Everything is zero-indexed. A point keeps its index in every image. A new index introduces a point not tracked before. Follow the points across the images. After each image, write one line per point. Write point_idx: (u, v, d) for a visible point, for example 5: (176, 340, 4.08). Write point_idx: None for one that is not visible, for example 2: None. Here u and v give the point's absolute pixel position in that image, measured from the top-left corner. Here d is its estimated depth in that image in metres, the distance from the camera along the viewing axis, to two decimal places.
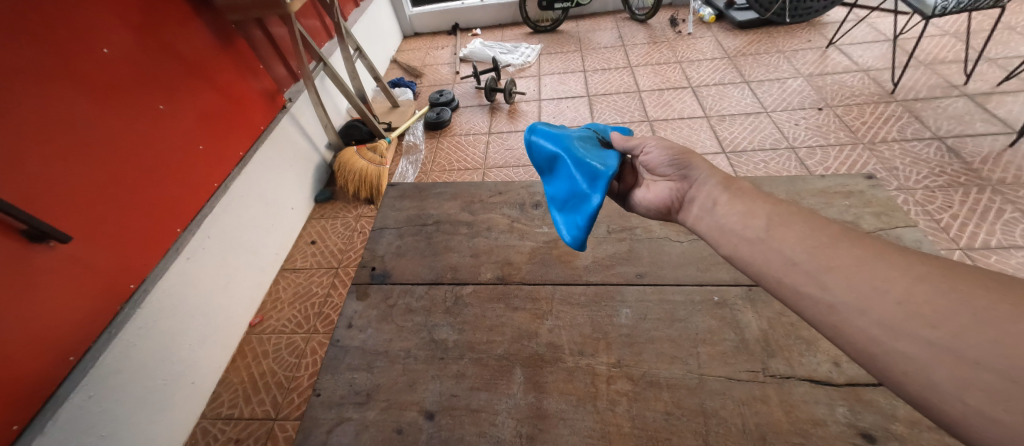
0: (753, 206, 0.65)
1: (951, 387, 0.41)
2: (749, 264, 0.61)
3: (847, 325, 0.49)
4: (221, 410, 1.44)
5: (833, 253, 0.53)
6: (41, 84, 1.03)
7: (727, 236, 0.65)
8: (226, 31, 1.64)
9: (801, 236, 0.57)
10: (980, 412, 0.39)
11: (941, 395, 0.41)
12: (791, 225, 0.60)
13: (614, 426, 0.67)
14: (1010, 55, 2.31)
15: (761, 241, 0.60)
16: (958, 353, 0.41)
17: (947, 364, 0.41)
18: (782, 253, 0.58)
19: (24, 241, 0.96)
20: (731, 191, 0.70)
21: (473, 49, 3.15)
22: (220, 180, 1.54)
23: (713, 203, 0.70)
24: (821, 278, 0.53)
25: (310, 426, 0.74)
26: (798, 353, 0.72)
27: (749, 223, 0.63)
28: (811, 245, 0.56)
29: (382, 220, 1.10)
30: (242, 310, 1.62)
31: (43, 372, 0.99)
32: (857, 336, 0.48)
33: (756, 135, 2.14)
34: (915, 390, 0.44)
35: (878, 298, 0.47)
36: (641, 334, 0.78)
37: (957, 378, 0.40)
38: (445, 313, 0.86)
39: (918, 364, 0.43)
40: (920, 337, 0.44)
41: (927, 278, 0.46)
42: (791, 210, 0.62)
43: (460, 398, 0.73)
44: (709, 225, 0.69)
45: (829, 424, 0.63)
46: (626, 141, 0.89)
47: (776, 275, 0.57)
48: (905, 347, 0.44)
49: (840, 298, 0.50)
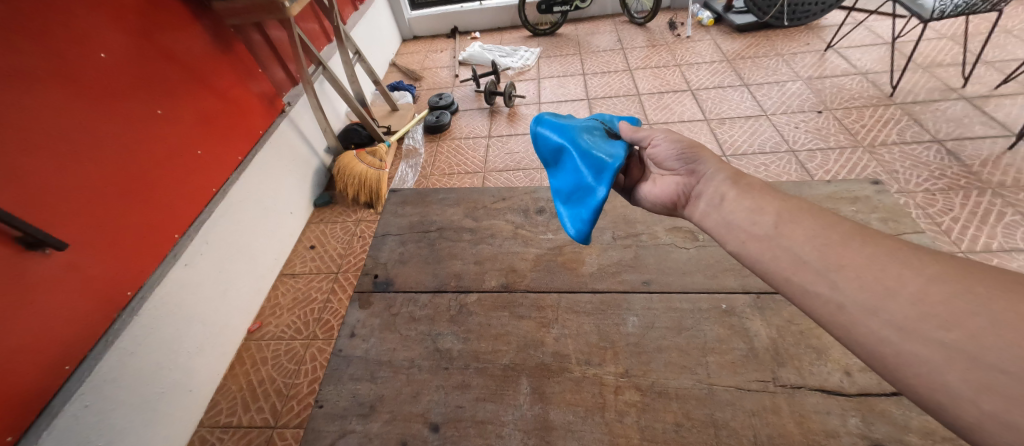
0: (761, 202, 0.64)
1: (965, 390, 0.40)
2: (758, 264, 0.60)
3: (857, 326, 0.48)
4: (220, 418, 1.42)
5: (844, 251, 0.52)
6: (38, 88, 1.01)
7: (734, 233, 0.64)
8: (224, 35, 1.63)
9: (811, 234, 0.56)
10: (994, 417, 0.38)
11: (955, 399, 0.41)
12: (800, 222, 0.58)
13: (623, 438, 0.66)
14: (1008, 58, 2.32)
15: (769, 239, 0.60)
16: (971, 355, 0.40)
17: (961, 366, 0.40)
18: (791, 251, 0.57)
19: (20, 249, 0.95)
20: (740, 186, 0.69)
21: (472, 52, 3.15)
22: (218, 185, 1.53)
23: (721, 199, 0.69)
24: (831, 277, 0.52)
25: (312, 439, 0.72)
26: (808, 362, 0.71)
27: (758, 220, 0.62)
28: (822, 243, 0.55)
29: (384, 227, 1.09)
30: (240, 316, 1.60)
31: (38, 381, 0.97)
32: (866, 337, 0.47)
33: (756, 138, 2.13)
34: (927, 394, 0.43)
35: (890, 297, 0.46)
36: (649, 343, 0.77)
37: (971, 381, 0.40)
38: (449, 322, 0.85)
39: (930, 366, 0.42)
40: (933, 339, 0.43)
41: (942, 278, 0.45)
42: (801, 207, 0.61)
43: (466, 409, 0.72)
44: (716, 221, 0.68)
45: (842, 435, 0.62)
46: (634, 132, 0.88)
47: (785, 276, 0.56)
48: (917, 348, 0.43)
49: (851, 297, 0.49)
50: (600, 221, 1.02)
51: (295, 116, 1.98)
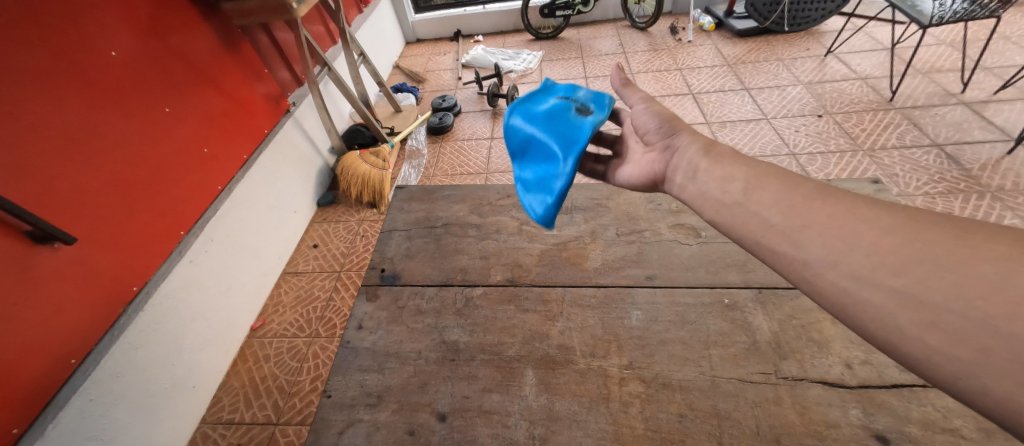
0: (732, 171, 0.65)
1: (914, 330, 0.42)
2: (730, 232, 0.61)
3: (819, 280, 0.49)
4: (222, 415, 1.42)
5: (809, 212, 0.54)
6: (49, 84, 1.03)
7: (707, 203, 0.64)
8: (231, 35, 1.65)
9: (777, 198, 0.57)
10: (940, 352, 0.40)
11: (904, 337, 0.43)
12: (767, 187, 0.60)
13: (627, 428, 0.67)
14: (1007, 64, 2.34)
15: (739, 206, 0.60)
16: (919, 298, 0.42)
17: (910, 308, 0.42)
18: (759, 215, 0.57)
19: (29, 242, 0.96)
20: (712, 158, 0.69)
21: (474, 54, 3.19)
22: (225, 183, 1.55)
23: (695, 171, 0.69)
24: (797, 238, 0.53)
25: (321, 428, 0.73)
26: (810, 355, 0.72)
27: (728, 188, 0.63)
28: (787, 205, 0.56)
29: (391, 222, 1.11)
30: (244, 314, 1.61)
31: (45, 374, 0.98)
32: (829, 291, 0.49)
33: (756, 142, 2.15)
34: (889, 348, 0.44)
35: (847, 252, 0.48)
36: (653, 336, 0.78)
37: (920, 322, 0.42)
38: (456, 315, 0.86)
39: (883, 311, 0.44)
40: (886, 286, 0.44)
41: (895, 230, 0.47)
42: (769, 173, 0.62)
43: (471, 399, 0.73)
44: (691, 192, 0.68)
45: (843, 426, 0.63)
46: (625, 82, 0.84)
47: (755, 240, 0.57)
48: (872, 296, 0.45)
49: (814, 254, 0.50)
50: (602, 218, 1.04)
51: (298, 116, 1.99)
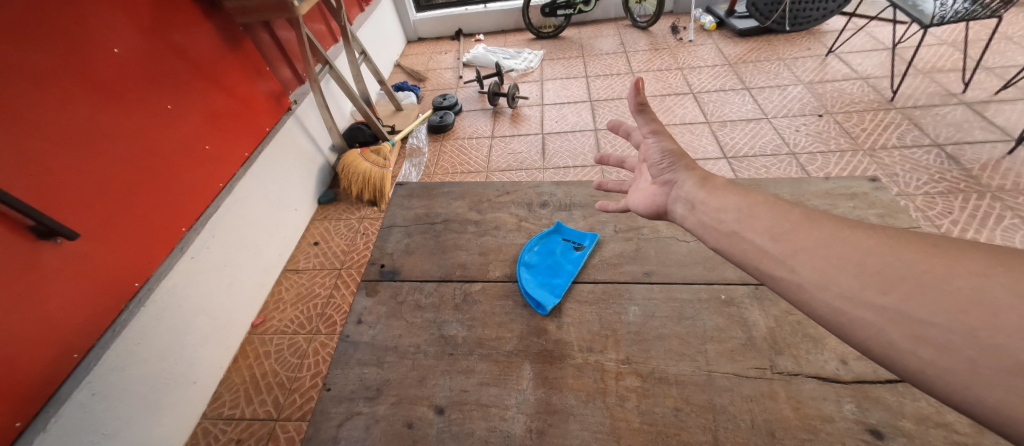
0: (726, 202, 0.66)
1: (906, 344, 0.42)
2: (726, 255, 0.62)
3: (815, 301, 0.50)
4: (223, 411, 1.43)
5: (798, 236, 0.55)
6: (53, 82, 1.04)
7: (707, 232, 0.65)
8: (234, 33, 1.66)
9: (769, 224, 0.59)
10: (933, 365, 0.41)
11: (899, 352, 0.43)
12: (758, 214, 0.61)
13: (623, 422, 0.68)
14: (1008, 64, 2.34)
15: (735, 234, 0.61)
16: (907, 314, 0.43)
17: (899, 324, 0.43)
18: (754, 242, 0.58)
19: (32, 238, 0.97)
20: (707, 189, 0.70)
21: (475, 54, 3.20)
22: (226, 181, 1.55)
23: (692, 203, 0.70)
24: (789, 262, 0.54)
25: (321, 420, 0.74)
26: (806, 350, 0.72)
27: (723, 217, 0.64)
28: (777, 232, 0.57)
29: (391, 218, 1.11)
30: (245, 310, 1.62)
31: (48, 369, 0.99)
32: (823, 309, 0.49)
33: (757, 141, 2.15)
34: (878, 350, 0.45)
35: (836, 273, 0.49)
36: (650, 331, 0.79)
37: (909, 335, 0.42)
38: (455, 309, 0.87)
39: (876, 328, 0.45)
40: (874, 305, 0.45)
41: (876, 251, 0.48)
42: (760, 199, 0.63)
43: (470, 393, 0.74)
44: (692, 223, 0.69)
45: (837, 420, 0.64)
46: (639, 107, 0.76)
47: (752, 264, 0.58)
48: (865, 315, 0.45)
49: (807, 277, 0.51)
50: (601, 215, 1.04)
51: (299, 114, 2.00)
